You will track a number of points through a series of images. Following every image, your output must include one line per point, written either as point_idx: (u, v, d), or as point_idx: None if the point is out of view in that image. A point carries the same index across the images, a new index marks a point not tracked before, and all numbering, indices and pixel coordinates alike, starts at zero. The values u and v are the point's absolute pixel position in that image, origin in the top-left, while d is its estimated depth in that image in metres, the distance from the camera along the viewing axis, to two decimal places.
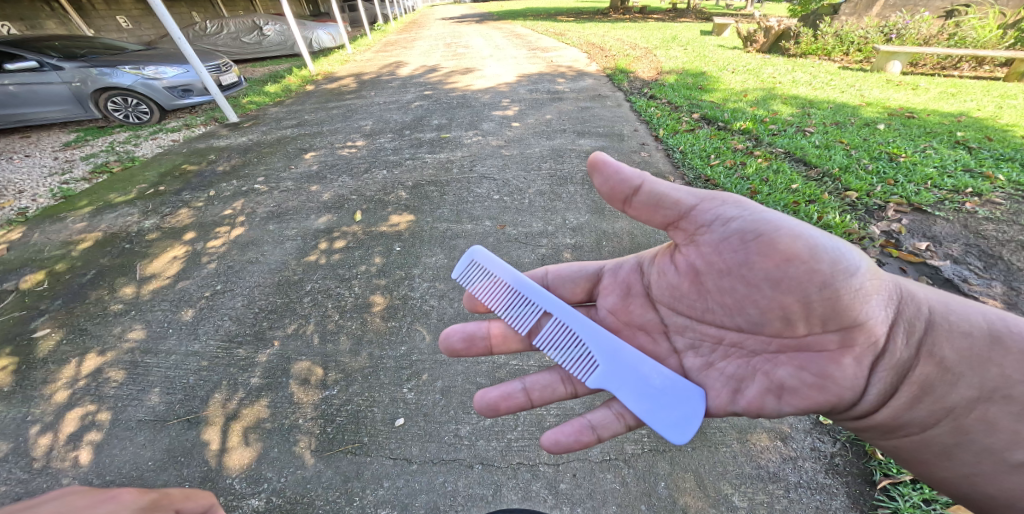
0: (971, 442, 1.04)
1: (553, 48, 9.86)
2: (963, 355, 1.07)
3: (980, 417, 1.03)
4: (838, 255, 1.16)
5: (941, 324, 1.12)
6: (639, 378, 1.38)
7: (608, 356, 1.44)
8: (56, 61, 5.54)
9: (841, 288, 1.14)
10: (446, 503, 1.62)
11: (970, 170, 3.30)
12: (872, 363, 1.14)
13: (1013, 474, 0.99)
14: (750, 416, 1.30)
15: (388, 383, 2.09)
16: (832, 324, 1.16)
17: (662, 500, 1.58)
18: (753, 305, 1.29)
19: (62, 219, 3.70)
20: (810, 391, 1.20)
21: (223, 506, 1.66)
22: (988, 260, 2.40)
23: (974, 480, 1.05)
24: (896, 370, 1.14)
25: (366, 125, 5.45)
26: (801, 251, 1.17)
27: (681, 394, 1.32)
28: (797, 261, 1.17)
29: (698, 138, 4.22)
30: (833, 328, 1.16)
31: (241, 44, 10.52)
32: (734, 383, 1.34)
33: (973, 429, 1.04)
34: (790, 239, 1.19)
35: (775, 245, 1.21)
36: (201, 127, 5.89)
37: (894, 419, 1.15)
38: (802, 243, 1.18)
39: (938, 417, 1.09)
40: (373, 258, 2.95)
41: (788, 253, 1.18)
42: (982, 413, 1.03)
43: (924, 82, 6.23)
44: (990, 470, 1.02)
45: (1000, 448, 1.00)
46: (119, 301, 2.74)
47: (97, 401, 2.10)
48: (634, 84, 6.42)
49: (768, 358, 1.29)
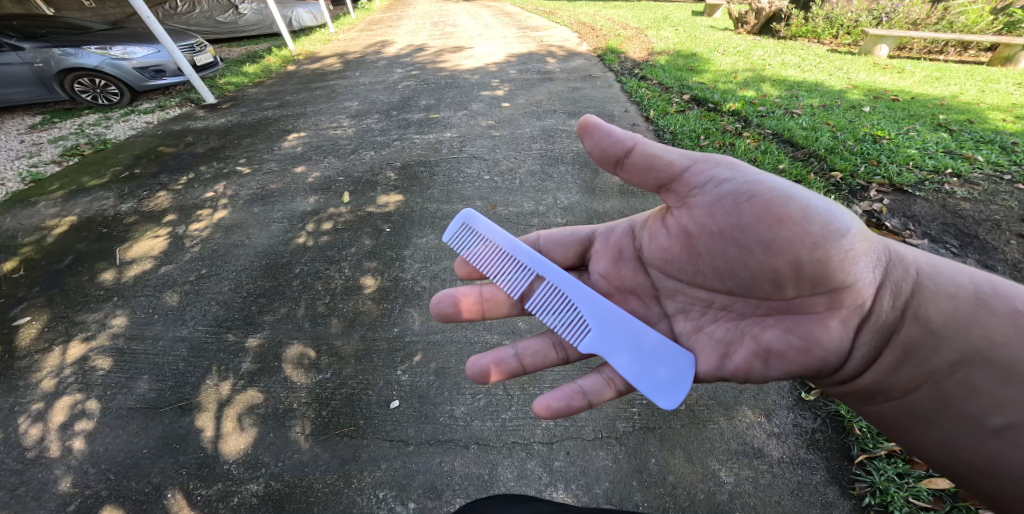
0: (950, 406, 1.06)
1: (543, 27, 9.64)
2: (943, 316, 1.09)
3: (961, 380, 1.05)
4: (831, 217, 1.15)
5: (928, 286, 1.14)
6: (631, 343, 1.39)
7: (599, 320, 1.47)
8: (15, 41, 5.22)
9: (833, 248, 1.14)
10: (443, 483, 1.64)
11: (951, 151, 3.37)
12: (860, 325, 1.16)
13: (993, 439, 1.00)
14: (737, 380, 1.35)
15: (382, 366, 2.09)
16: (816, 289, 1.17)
17: (652, 476, 1.64)
18: (744, 268, 1.29)
19: (34, 204, 3.56)
20: (796, 353, 1.23)
21: (221, 491, 1.66)
22: (964, 239, 2.48)
23: (951, 446, 1.07)
24: (880, 332, 1.16)
25: (352, 106, 5.30)
26: (793, 213, 1.16)
27: (672, 358, 1.35)
28: (790, 222, 1.16)
29: (688, 119, 4.22)
30: (822, 291, 1.16)
31: (215, 23, 10.00)
32: (722, 348, 1.38)
33: (953, 393, 1.06)
34: (785, 201, 1.18)
35: (769, 207, 1.19)
36: (176, 109, 5.64)
37: (879, 384, 1.18)
38: (795, 205, 1.17)
39: (919, 381, 1.11)
40: (363, 239, 2.91)
41: (781, 215, 1.17)
42: (964, 376, 1.04)
43: (910, 65, 6.31)
44: (969, 436, 1.04)
45: (979, 413, 1.02)
46: (101, 287, 2.66)
47: (85, 389, 2.06)
48: (624, 64, 6.32)
49: (755, 321, 1.32)
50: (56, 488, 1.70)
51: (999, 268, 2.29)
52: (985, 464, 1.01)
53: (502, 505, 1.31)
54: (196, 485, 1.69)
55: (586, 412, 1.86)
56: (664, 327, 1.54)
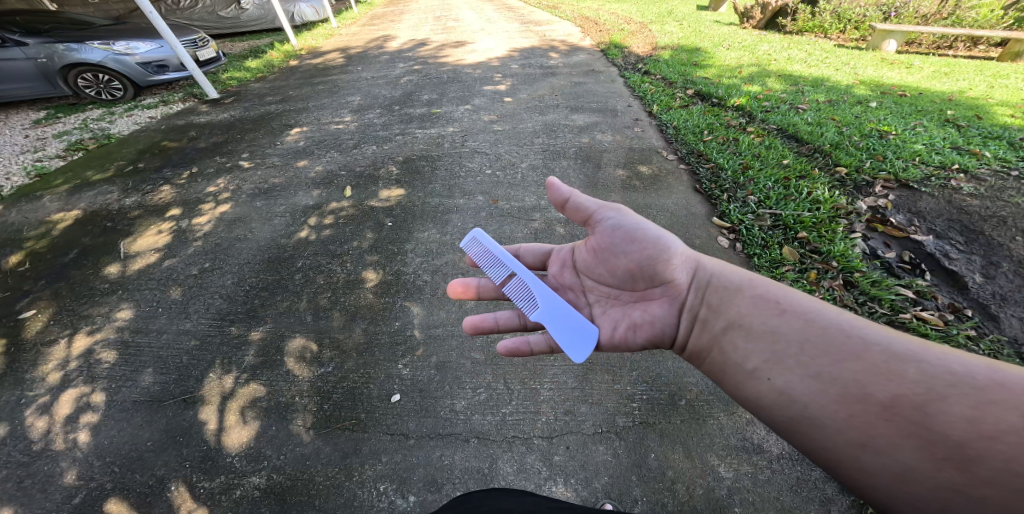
0: (729, 361, 1.18)
1: (547, 21, 9.56)
2: (751, 298, 1.22)
3: (733, 336, 1.19)
4: (660, 237, 1.44)
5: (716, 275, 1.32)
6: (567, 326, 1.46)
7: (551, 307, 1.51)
8: (19, 37, 5.23)
9: (661, 257, 1.41)
10: (444, 476, 1.65)
11: (958, 147, 3.33)
12: (684, 307, 1.34)
13: (750, 379, 1.11)
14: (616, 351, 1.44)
15: (384, 360, 2.10)
16: (655, 282, 1.41)
17: (651, 471, 1.64)
18: (616, 272, 1.52)
19: (39, 198, 3.58)
20: (636, 332, 1.41)
21: (225, 483, 1.68)
22: (970, 235, 2.46)
23: (741, 394, 1.13)
24: (691, 312, 1.33)
25: (354, 101, 5.29)
26: (639, 236, 1.47)
27: (577, 334, 1.44)
28: (636, 244, 1.47)
29: (691, 114, 4.19)
30: (655, 286, 1.41)
31: (218, 18, 9.99)
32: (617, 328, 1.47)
33: (727, 348, 1.19)
34: (633, 228, 1.49)
35: (626, 231, 1.50)
36: (179, 104, 5.65)
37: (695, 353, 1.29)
38: (639, 230, 1.48)
39: (710, 342, 1.24)
40: (365, 234, 2.92)
41: (632, 237, 1.48)
42: (732, 336, 1.19)
43: (918, 60, 6.22)
44: (742, 380, 1.13)
45: (743, 361, 1.14)
46: (105, 281, 2.68)
47: (90, 382, 2.09)
48: (628, 59, 6.27)
49: (614, 308, 1.51)
50: (62, 480, 1.72)
51: (1005, 265, 2.27)
52: (814, 419, 0.98)
53: (500, 494, 1.31)
54: (200, 477, 1.71)
55: (585, 407, 1.86)
56: (588, 313, 1.57)
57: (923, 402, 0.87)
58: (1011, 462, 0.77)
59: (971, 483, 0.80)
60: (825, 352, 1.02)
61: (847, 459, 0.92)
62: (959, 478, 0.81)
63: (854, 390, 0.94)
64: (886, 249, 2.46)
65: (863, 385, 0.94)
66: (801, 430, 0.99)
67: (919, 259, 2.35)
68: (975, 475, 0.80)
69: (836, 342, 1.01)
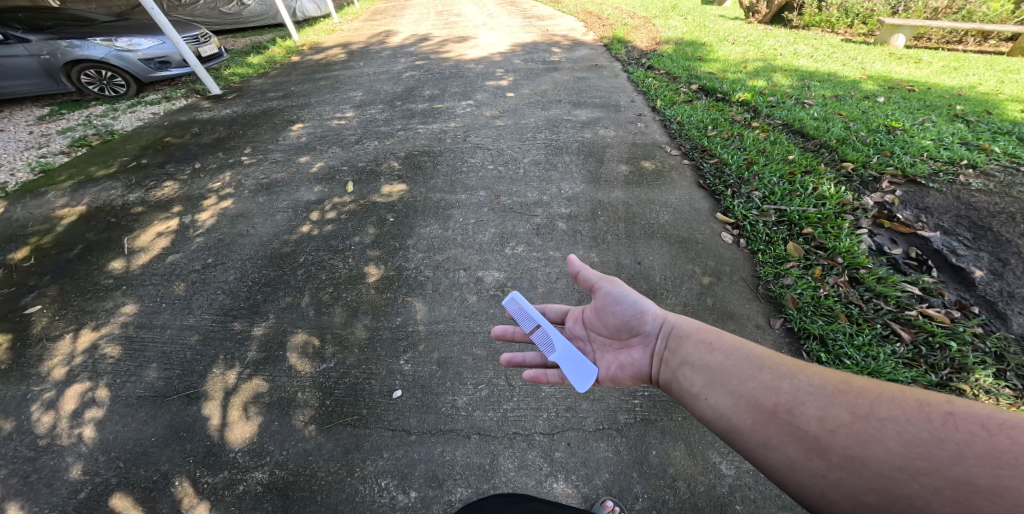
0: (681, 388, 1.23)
1: (550, 16, 9.49)
2: (698, 338, 1.29)
3: (685, 366, 1.25)
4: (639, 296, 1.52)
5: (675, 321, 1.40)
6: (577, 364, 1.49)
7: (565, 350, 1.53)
8: (21, 33, 5.23)
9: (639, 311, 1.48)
10: (444, 472, 1.66)
11: (966, 143, 3.29)
12: (655, 349, 1.39)
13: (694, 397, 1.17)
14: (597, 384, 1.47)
15: (385, 355, 2.10)
16: (635, 327, 1.47)
17: (652, 468, 1.64)
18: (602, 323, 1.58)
19: (43, 194, 3.59)
20: (624, 372, 1.43)
21: (228, 479, 1.69)
22: (978, 231, 2.43)
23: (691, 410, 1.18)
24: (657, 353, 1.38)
25: (356, 96, 5.28)
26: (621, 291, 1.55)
27: (582, 376, 1.46)
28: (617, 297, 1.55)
29: (695, 109, 4.15)
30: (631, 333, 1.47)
31: (220, 13, 9.97)
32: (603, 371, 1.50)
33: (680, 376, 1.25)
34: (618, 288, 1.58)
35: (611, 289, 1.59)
36: (182, 100, 5.66)
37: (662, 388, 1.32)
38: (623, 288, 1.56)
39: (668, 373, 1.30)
40: (367, 229, 2.92)
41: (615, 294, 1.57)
42: (684, 366, 1.26)
43: (927, 55, 6.13)
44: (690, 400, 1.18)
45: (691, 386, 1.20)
46: (109, 276, 2.70)
47: (95, 377, 2.10)
48: (631, 54, 6.22)
49: (598, 350, 1.55)
50: (68, 475, 1.74)
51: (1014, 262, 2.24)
52: (734, 426, 1.06)
53: (500, 505, 1.30)
54: (203, 472, 1.72)
55: (587, 403, 1.86)
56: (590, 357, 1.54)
57: (798, 404, 0.99)
58: (853, 448, 0.89)
59: (832, 470, 0.90)
60: (737, 370, 1.13)
61: (754, 459, 1.01)
62: (824, 466, 0.90)
63: (774, 407, 1.01)
64: (892, 245, 2.43)
65: (757, 395, 1.06)
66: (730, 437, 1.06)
67: (926, 255, 2.33)
68: (833, 463, 0.90)
69: (752, 368, 1.11)
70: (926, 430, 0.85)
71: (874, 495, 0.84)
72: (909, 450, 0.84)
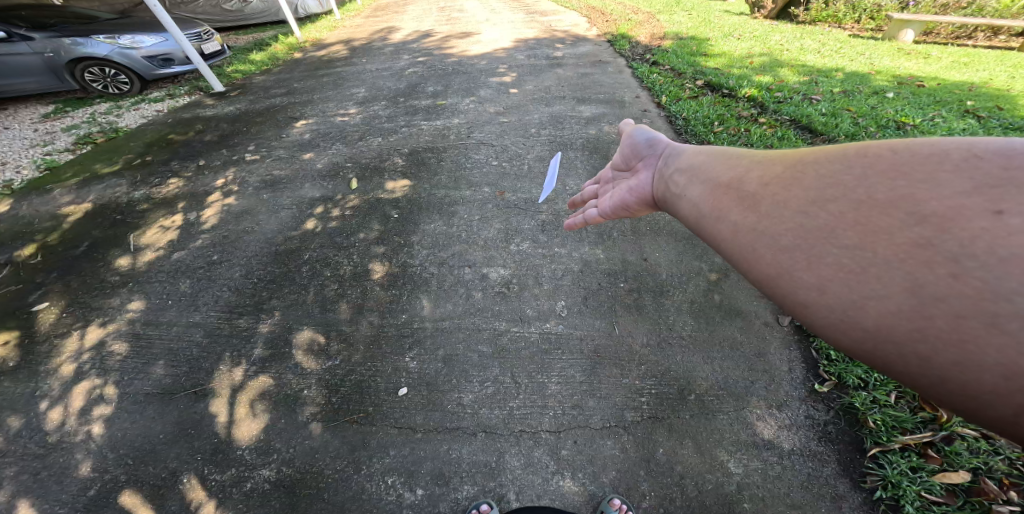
0: (671, 196, 1.03)
1: (553, 11, 9.41)
2: (697, 152, 1.04)
3: (678, 178, 1.04)
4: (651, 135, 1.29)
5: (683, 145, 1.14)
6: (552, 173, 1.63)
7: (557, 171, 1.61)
8: (24, 31, 5.24)
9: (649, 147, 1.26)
10: (451, 470, 1.66)
11: (977, 138, 3.24)
12: (657, 169, 1.17)
13: (681, 201, 0.98)
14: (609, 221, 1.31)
15: (391, 353, 2.10)
16: (643, 152, 1.27)
17: (660, 466, 1.63)
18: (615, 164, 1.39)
19: (49, 192, 3.61)
20: (631, 195, 1.23)
21: (235, 476, 1.70)
22: None
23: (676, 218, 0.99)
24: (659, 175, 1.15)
25: (359, 93, 5.26)
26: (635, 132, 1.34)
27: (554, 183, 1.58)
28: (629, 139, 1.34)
29: (701, 104, 4.11)
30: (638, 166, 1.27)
31: (222, 11, 9.95)
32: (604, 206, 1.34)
33: (671, 191, 1.05)
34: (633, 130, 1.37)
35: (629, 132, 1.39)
36: (185, 97, 5.66)
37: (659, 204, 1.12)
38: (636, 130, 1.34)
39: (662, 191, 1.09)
40: (372, 225, 2.91)
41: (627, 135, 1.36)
42: (676, 180, 1.04)
43: (936, 50, 6.05)
44: (677, 203, 0.99)
45: (679, 192, 1.00)
46: (116, 273, 2.70)
47: (103, 374, 2.11)
48: (635, 49, 6.16)
49: (614, 188, 1.36)
50: (77, 473, 1.75)
51: None
52: (704, 215, 0.88)
53: None
54: (211, 470, 1.72)
55: (593, 401, 1.85)
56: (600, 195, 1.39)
57: (744, 173, 0.85)
58: (805, 203, 0.70)
59: (773, 226, 0.72)
60: (718, 166, 0.93)
61: (716, 244, 0.83)
62: (753, 219, 0.76)
63: (750, 191, 0.80)
64: None
65: (729, 178, 0.87)
66: (703, 231, 0.87)
67: None
68: (759, 213, 0.76)
69: (742, 162, 0.88)
70: (850, 163, 0.68)
71: (791, 237, 0.69)
72: (828, 184, 0.68)
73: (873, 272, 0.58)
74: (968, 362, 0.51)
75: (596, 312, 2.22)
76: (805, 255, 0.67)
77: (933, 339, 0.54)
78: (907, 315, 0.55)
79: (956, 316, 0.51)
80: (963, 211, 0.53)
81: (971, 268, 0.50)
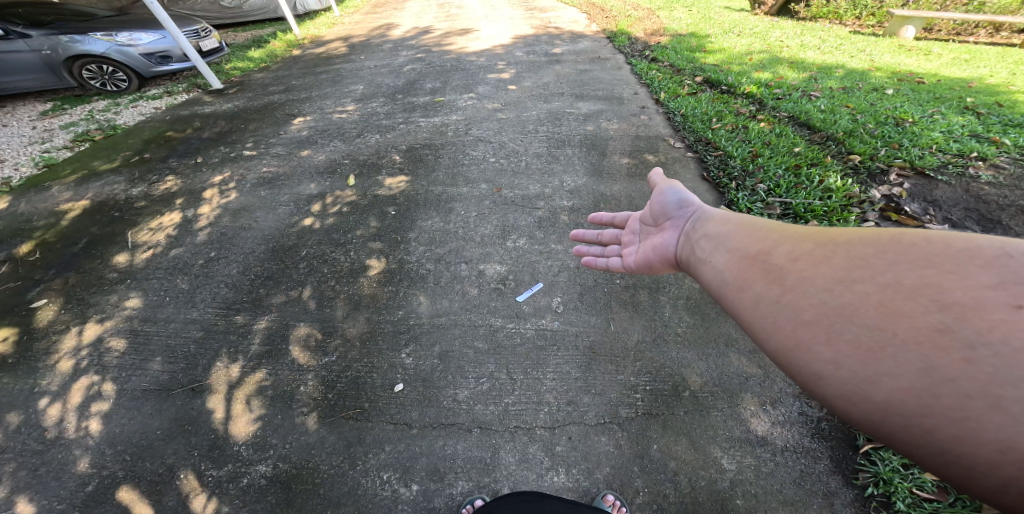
0: (695, 260, 1.11)
1: (552, 8, 9.36)
2: (724, 221, 1.12)
3: (703, 243, 1.12)
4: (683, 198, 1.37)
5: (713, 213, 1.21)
6: None
7: None
8: (21, 29, 5.22)
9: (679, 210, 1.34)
10: (446, 466, 1.67)
11: (976, 135, 3.23)
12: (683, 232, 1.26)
13: (703, 266, 1.06)
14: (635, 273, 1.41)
15: (387, 349, 2.10)
16: (672, 212, 1.37)
17: (654, 462, 1.63)
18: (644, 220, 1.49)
19: (47, 189, 3.60)
20: (656, 254, 1.34)
21: (231, 472, 1.71)
22: (986, 224, 2.40)
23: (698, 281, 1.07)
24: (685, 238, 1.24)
25: (357, 90, 5.25)
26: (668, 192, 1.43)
27: None
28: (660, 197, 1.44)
29: (700, 101, 4.10)
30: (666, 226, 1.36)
31: (221, 8, 9.90)
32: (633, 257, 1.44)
33: (694, 255, 1.13)
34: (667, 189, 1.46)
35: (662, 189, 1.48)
36: (184, 94, 5.64)
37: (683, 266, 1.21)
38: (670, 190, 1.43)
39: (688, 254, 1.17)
40: (369, 222, 2.91)
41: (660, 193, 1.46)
42: (701, 245, 1.12)
43: (937, 47, 6.02)
44: (700, 267, 1.07)
45: (703, 256, 1.08)
46: (114, 271, 2.70)
47: (101, 371, 2.11)
48: (635, 45, 6.14)
49: (642, 242, 1.46)
50: (75, 469, 1.75)
51: None
52: (725, 281, 0.95)
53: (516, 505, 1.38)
54: (208, 466, 1.73)
55: (588, 397, 1.85)
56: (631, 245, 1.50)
57: (774, 246, 0.90)
58: (827, 281, 0.76)
59: (794, 297, 0.79)
60: (744, 236, 1.00)
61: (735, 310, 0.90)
62: (778, 291, 0.82)
63: (772, 265, 0.87)
64: None
65: (755, 249, 0.93)
66: (723, 294, 0.94)
67: None
68: (784, 286, 0.81)
69: (767, 237, 0.95)
70: (880, 247, 0.74)
71: (814, 312, 0.75)
72: (856, 265, 0.74)
73: (887, 352, 0.65)
74: (968, 438, 0.56)
75: (593, 309, 2.22)
76: (825, 329, 0.72)
77: (939, 415, 0.59)
78: (918, 392, 0.61)
79: (963, 396, 0.56)
80: (985, 303, 0.58)
81: (985, 356, 0.56)
